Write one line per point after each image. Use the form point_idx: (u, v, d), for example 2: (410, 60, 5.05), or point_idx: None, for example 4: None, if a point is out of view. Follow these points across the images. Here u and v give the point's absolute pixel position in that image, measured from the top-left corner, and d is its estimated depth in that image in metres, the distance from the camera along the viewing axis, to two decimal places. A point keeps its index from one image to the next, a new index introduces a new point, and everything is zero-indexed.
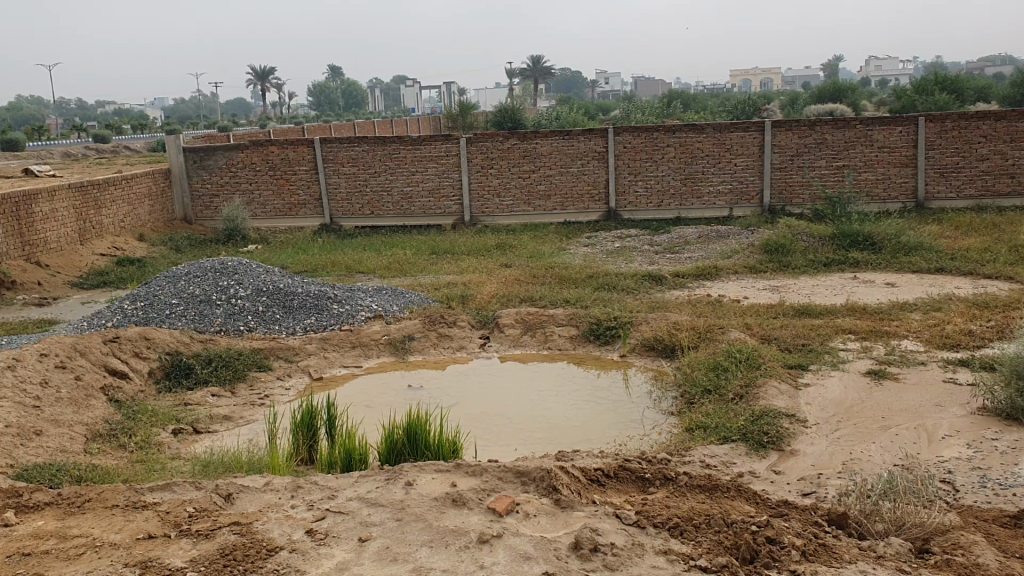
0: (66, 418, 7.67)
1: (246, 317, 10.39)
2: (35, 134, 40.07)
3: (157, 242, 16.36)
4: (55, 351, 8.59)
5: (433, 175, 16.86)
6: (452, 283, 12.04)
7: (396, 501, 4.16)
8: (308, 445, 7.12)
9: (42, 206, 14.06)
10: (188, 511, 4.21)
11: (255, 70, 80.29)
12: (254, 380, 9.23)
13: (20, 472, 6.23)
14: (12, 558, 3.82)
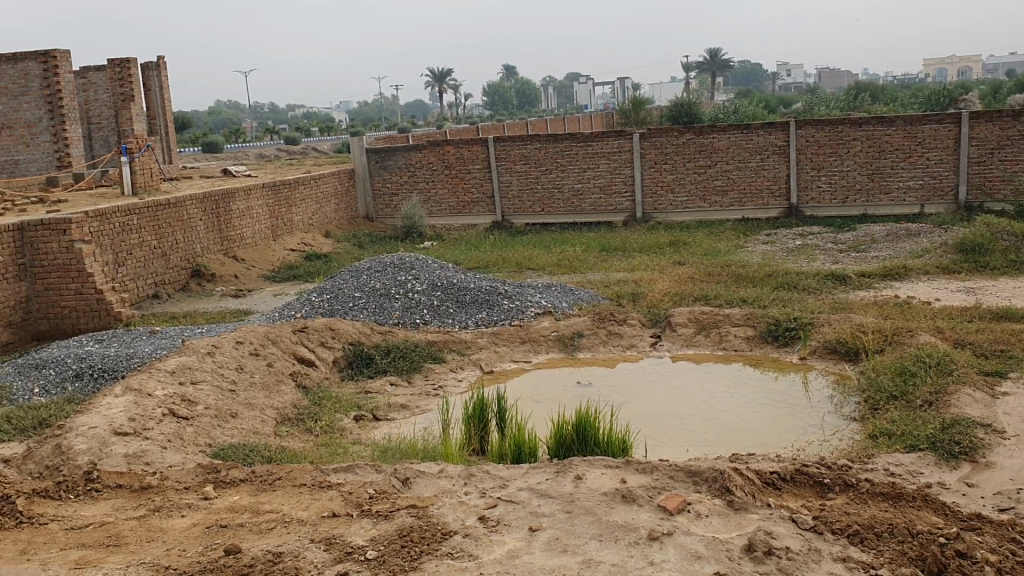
0: (258, 401, 8.19)
1: (422, 311, 10.75)
2: (234, 137, 42.96)
3: (341, 239, 17.19)
4: (250, 340, 9.20)
5: (605, 172, 16.84)
6: (623, 281, 11.98)
7: (566, 493, 4.18)
8: (480, 436, 7.29)
9: (238, 204, 15.07)
10: (369, 493, 4.40)
11: (434, 72, 82.72)
12: (429, 371, 9.52)
13: (217, 452, 6.71)
14: (212, 529, 4.12)
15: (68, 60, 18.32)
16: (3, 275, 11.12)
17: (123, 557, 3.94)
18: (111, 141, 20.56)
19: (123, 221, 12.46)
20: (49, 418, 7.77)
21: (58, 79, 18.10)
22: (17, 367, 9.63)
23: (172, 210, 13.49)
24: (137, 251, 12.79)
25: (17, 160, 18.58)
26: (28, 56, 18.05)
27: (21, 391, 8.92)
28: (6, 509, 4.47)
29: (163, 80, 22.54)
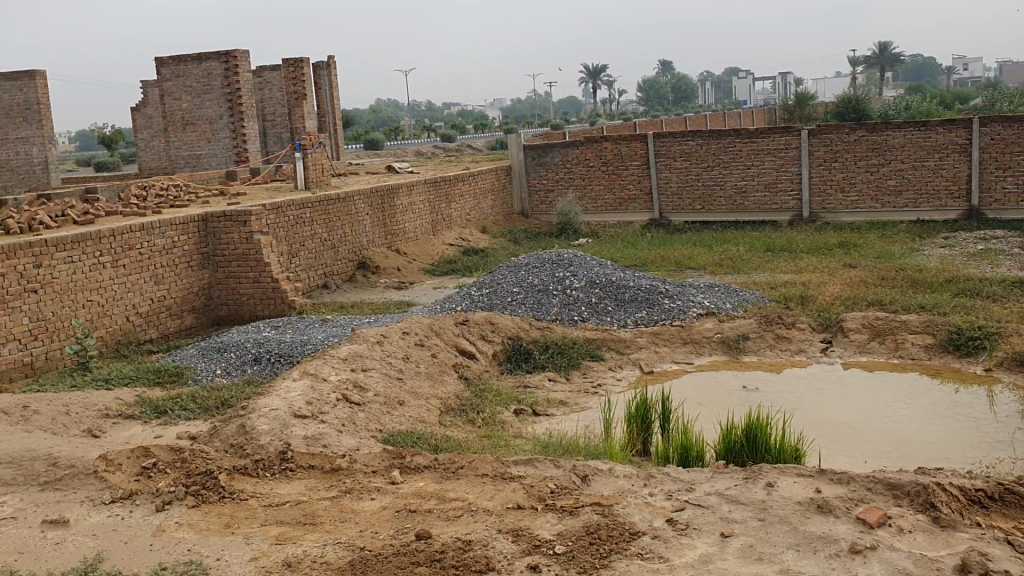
0: (424, 391, 8.38)
1: (580, 308, 10.73)
2: (395, 136, 44.31)
3: (498, 234, 17.41)
4: (415, 330, 9.44)
5: (770, 169, 16.36)
6: (790, 283, 11.60)
7: (757, 500, 4.07)
8: (643, 437, 7.17)
9: (402, 199, 15.55)
10: (551, 487, 4.41)
11: (589, 69, 82.70)
12: (588, 368, 9.49)
13: (389, 438, 6.90)
14: (402, 514, 4.24)
15: (248, 59, 19.35)
16: (188, 262, 11.85)
17: (319, 535, 4.11)
18: (284, 138, 21.59)
19: (296, 214, 13.05)
20: (231, 398, 8.21)
21: (238, 78, 19.15)
22: (201, 349, 10.23)
23: (341, 204, 14.02)
24: (309, 243, 13.36)
25: (200, 155, 19.77)
26: (212, 56, 19.18)
27: (206, 371, 9.46)
28: (209, 483, 4.76)
29: (333, 80, 23.49)
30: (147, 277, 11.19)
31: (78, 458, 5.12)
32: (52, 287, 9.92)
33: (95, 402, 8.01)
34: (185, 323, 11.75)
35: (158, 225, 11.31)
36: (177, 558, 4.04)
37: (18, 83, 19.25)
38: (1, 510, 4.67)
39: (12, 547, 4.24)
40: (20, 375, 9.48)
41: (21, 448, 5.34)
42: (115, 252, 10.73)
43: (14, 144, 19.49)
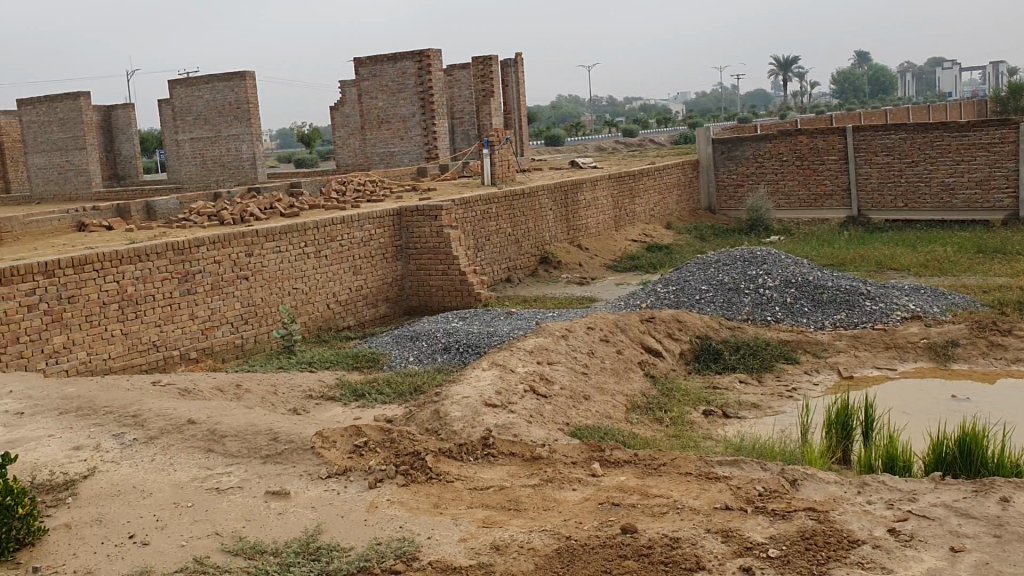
0: (610, 387, 8.34)
1: (773, 308, 10.39)
2: (577, 131, 44.53)
3: (682, 230, 17.13)
4: (602, 326, 9.43)
5: (982, 165, 15.27)
6: (1006, 287, 10.79)
7: (990, 516, 3.84)
8: (843, 444, 6.81)
9: (586, 194, 15.60)
10: (759, 490, 4.31)
11: (777, 61, 80.10)
12: (781, 370, 9.18)
13: (578, 431, 6.91)
14: (605, 506, 4.25)
15: (440, 59, 19.99)
16: (383, 254, 12.34)
17: (525, 521, 4.22)
18: (472, 135, 22.16)
19: (483, 209, 13.34)
20: (424, 385, 8.46)
21: (430, 77, 19.81)
22: (395, 337, 10.62)
23: (526, 199, 14.24)
24: (495, 237, 13.62)
25: (393, 152, 20.59)
26: (406, 56, 19.91)
27: (399, 358, 9.81)
28: (417, 464, 5.06)
29: (519, 76, 23.86)
30: (346, 268, 11.74)
31: (296, 434, 5.44)
32: (261, 275, 10.56)
33: (300, 383, 8.45)
34: (379, 312, 12.24)
35: (357, 219, 11.85)
36: (390, 535, 4.20)
37: (231, 83, 20.64)
38: (228, 478, 4.97)
39: (238, 513, 4.51)
40: (231, 355, 10.15)
41: (243, 423, 5.70)
42: (319, 244, 11.33)
43: (226, 141, 20.95)
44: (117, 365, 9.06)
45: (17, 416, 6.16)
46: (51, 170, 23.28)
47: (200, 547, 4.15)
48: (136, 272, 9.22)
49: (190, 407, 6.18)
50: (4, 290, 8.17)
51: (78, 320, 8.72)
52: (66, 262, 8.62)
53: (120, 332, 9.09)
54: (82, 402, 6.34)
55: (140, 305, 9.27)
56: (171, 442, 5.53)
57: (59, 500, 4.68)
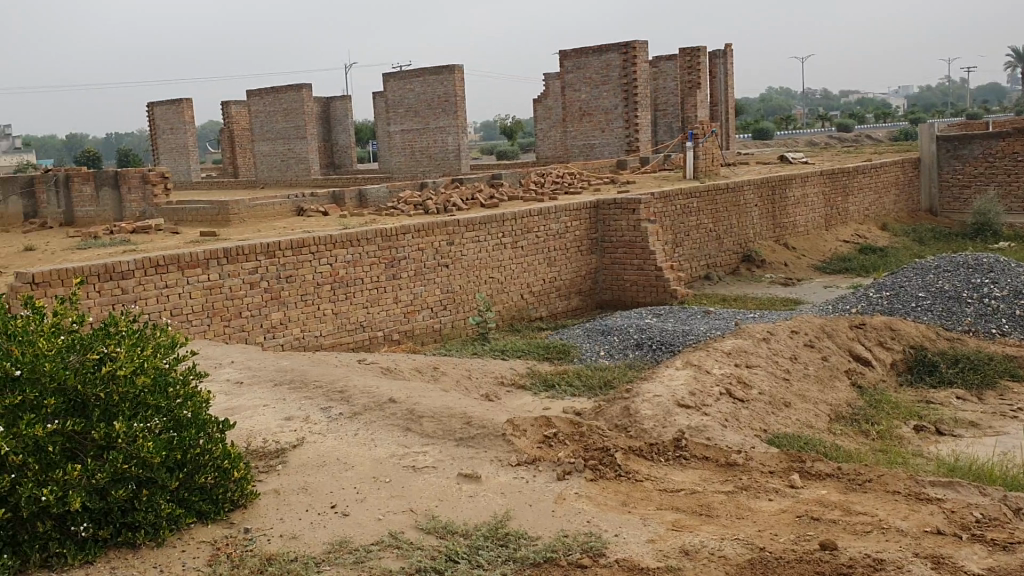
0: (813, 395, 7.95)
1: (999, 320, 9.59)
2: (787, 124, 42.93)
3: (899, 232, 16.15)
4: (806, 330, 9.03)
5: None
6: None
7: None
8: None
9: (794, 191, 15.00)
10: (977, 516, 3.98)
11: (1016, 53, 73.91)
12: (1006, 389, 8.44)
13: (775, 439, 6.65)
14: (803, 519, 4.08)
15: (646, 50, 19.81)
16: (580, 246, 12.38)
17: (716, 528, 4.11)
18: (675, 128, 21.85)
19: (684, 203, 13.09)
20: (616, 380, 8.42)
21: (635, 68, 19.65)
22: (588, 330, 10.62)
23: (730, 194, 13.85)
24: (695, 233, 13.35)
25: (594, 144, 20.63)
26: (612, 48, 19.85)
27: (591, 351, 9.79)
28: (606, 460, 5.06)
29: (728, 68, 23.28)
30: (542, 259, 11.87)
31: (489, 420, 5.56)
32: (461, 263, 10.85)
33: (494, 370, 8.62)
34: (574, 304, 12.31)
35: (554, 210, 11.94)
36: (577, 528, 4.19)
37: (440, 76, 21.33)
38: (424, 457, 5.13)
39: (433, 492, 4.64)
40: (430, 339, 10.51)
41: (440, 405, 5.88)
42: (516, 234, 11.51)
43: (433, 132, 21.72)
44: (327, 343, 9.58)
45: (237, 384, 6.65)
46: (275, 157, 24.98)
47: (395, 522, 4.30)
48: (346, 256, 9.70)
49: (392, 386, 6.43)
50: (230, 267, 8.81)
51: (294, 299, 9.29)
52: (284, 243, 9.18)
53: (331, 312, 9.60)
54: (295, 375, 6.76)
55: (350, 287, 9.76)
56: (374, 418, 5.77)
57: (271, 466, 5.00)
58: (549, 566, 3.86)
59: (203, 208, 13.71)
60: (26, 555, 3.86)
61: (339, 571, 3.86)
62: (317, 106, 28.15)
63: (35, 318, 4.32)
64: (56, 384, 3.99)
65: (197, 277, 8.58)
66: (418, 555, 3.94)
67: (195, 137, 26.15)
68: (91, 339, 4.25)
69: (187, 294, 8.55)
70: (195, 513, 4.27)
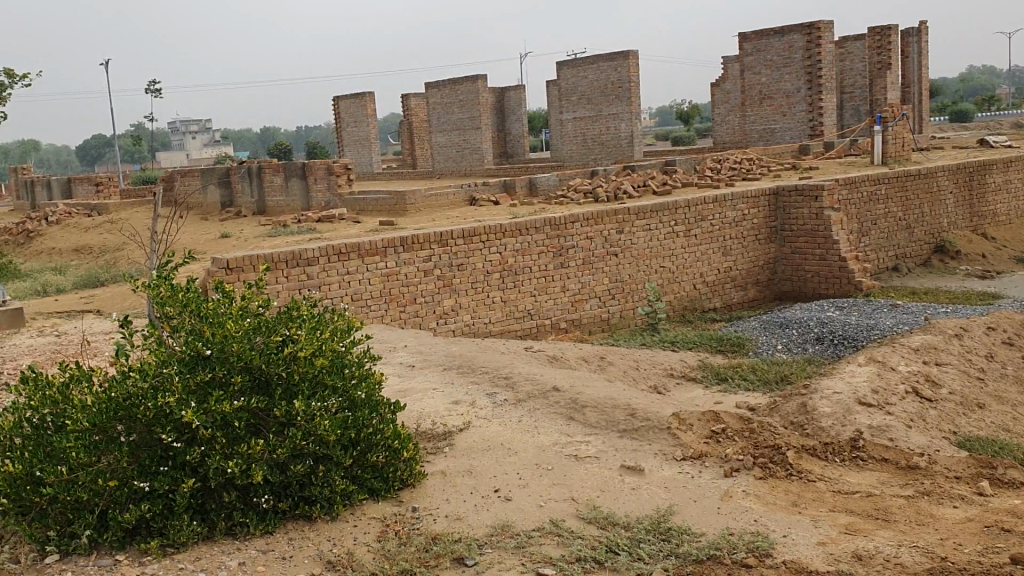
0: (1011, 396, 7.37)
1: None
2: (990, 105, 39.96)
3: None
4: (1004, 327, 8.38)
5: None
6: None
7: None
8: None
9: (995, 177, 13.95)
10: None
11: None
12: None
13: (966, 442, 6.21)
14: (992, 530, 3.82)
15: (831, 30, 18.94)
16: (756, 236, 12.00)
17: (894, 534, 3.90)
18: (863, 111, 20.84)
19: (871, 190, 12.42)
20: (791, 375, 8.11)
21: (820, 49, 18.83)
22: (764, 323, 10.29)
23: (923, 180, 13.03)
24: (882, 221, 12.64)
25: (774, 129, 19.95)
26: (795, 29, 19.11)
27: (767, 345, 9.47)
28: (776, 459, 4.89)
29: (923, 46, 22.01)
30: (717, 248, 11.59)
31: (653, 413, 5.51)
32: (631, 252, 10.75)
33: (663, 361, 8.49)
34: (749, 295, 11.96)
35: (730, 198, 11.62)
36: (743, 527, 4.06)
37: (615, 62, 21.20)
38: (587, 447, 5.12)
39: (595, 482, 4.63)
40: (598, 328, 10.50)
41: (605, 396, 5.87)
42: (690, 222, 11.28)
43: (607, 120, 21.63)
44: (496, 329, 9.75)
45: (409, 368, 6.88)
46: (452, 148, 25.62)
47: (557, 510, 4.32)
48: (517, 244, 9.82)
49: (558, 375, 6.47)
50: (406, 255, 9.11)
51: (465, 286, 9.49)
52: (457, 232, 9.39)
53: (500, 300, 9.76)
54: (463, 361, 6.91)
55: (519, 275, 9.88)
56: (538, 406, 5.82)
57: (438, 448, 5.14)
58: (712, 563, 3.75)
59: (381, 197, 14.24)
60: (213, 522, 4.15)
61: (501, 554, 3.90)
62: (492, 96, 28.63)
63: (225, 301, 4.62)
64: (243, 364, 4.26)
65: (375, 264, 8.92)
66: (579, 544, 3.93)
67: (377, 129, 27.19)
68: (274, 322, 4.51)
69: (366, 280, 8.91)
70: (367, 490, 4.45)
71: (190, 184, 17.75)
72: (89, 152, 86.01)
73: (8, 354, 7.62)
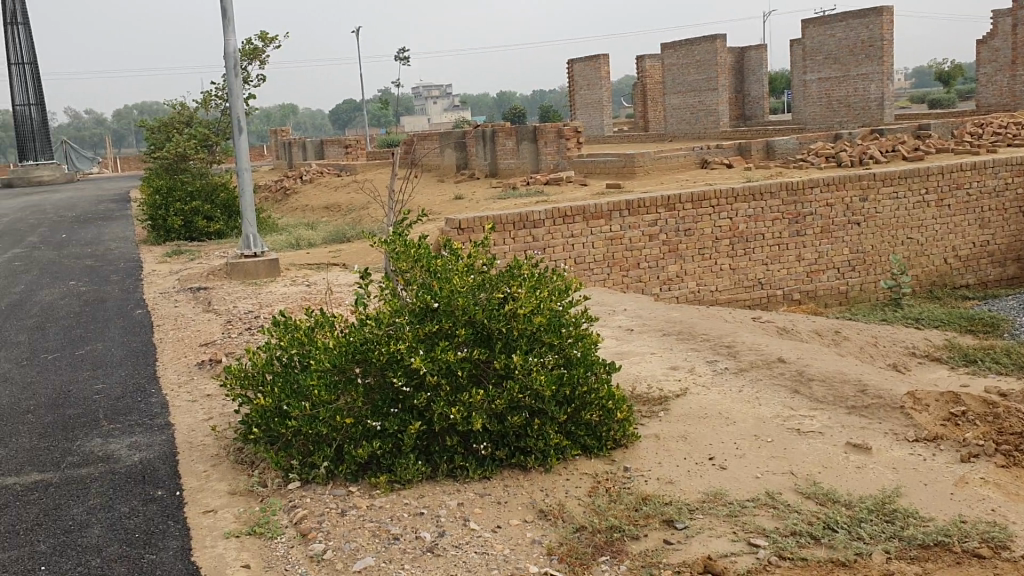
0: None
1: None
2: None
3: None
4: None
5: None
6: None
7: None
8: None
9: None
10: None
11: None
12: None
13: None
14: None
15: None
16: (1020, 207, 10.94)
17: None
18: None
19: None
20: None
21: None
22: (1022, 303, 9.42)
23: None
24: None
25: None
26: None
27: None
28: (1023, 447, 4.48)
29: None
30: (972, 219, 10.67)
31: (886, 391, 5.22)
32: (874, 222, 10.11)
33: (904, 338, 7.97)
34: (1007, 272, 10.99)
35: (991, 165, 10.64)
36: (979, 515, 3.79)
37: (866, 19, 19.90)
38: (810, 422, 4.93)
39: (817, 458, 4.45)
40: (834, 301, 10.04)
41: (834, 370, 5.62)
42: (942, 190, 10.44)
43: (854, 81, 20.39)
44: (723, 298, 9.57)
45: (628, 331, 6.90)
46: (686, 111, 25.14)
47: (774, 482, 4.20)
48: (748, 210, 9.51)
49: (784, 347, 6.25)
50: (631, 220, 9.08)
51: (691, 252, 9.35)
52: (685, 197, 9.22)
53: (728, 267, 9.54)
54: (683, 327, 6.83)
55: (750, 242, 9.58)
56: (761, 376, 5.67)
57: (653, 411, 5.13)
58: (941, 550, 3.53)
59: (611, 159, 14.20)
60: (436, 463, 4.41)
61: (712, 520, 3.85)
62: (730, 57, 27.75)
63: (454, 259, 4.82)
64: (467, 318, 4.45)
65: (600, 228, 8.96)
66: (795, 518, 3.80)
67: (610, 92, 27.15)
68: (497, 280, 4.66)
69: (591, 244, 8.97)
70: (580, 446, 4.55)
71: (428, 147, 18.57)
72: (342, 116, 91.96)
73: (263, 299, 8.37)
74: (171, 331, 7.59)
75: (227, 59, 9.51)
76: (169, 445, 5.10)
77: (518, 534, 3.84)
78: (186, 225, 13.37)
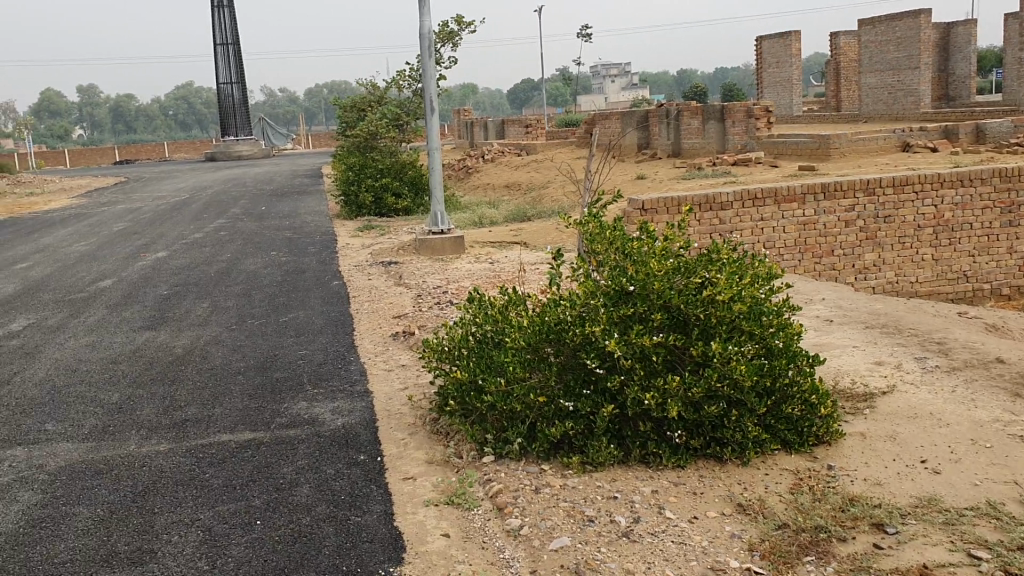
0: None
1: None
2: None
3: None
4: None
5: None
6: None
7: None
8: None
9: None
10: None
11: None
12: None
13: None
14: None
15: None
16: None
17: None
18: None
19: None
20: None
21: None
22: None
23: None
24: None
25: None
26: None
27: None
28: None
29: None
30: None
31: None
32: None
33: None
34: None
35: None
36: None
37: None
38: None
39: None
40: None
41: None
42: None
43: None
44: (924, 290, 9.05)
45: (826, 322, 6.64)
46: (883, 91, 23.85)
47: (994, 491, 3.92)
48: (956, 197, 8.90)
49: (1002, 346, 5.83)
50: (826, 204, 8.69)
51: (891, 240, 8.86)
52: (886, 181, 8.72)
53: (931, 257, 8.98)
54: (887, 320, 6.50)
55: (956, 232, 8.98)
56: (976, 377, 5.31)
57: (857, 409, 4.91)
58: None
59: (803, 141, 13.65)
60: (629, 448, 4.38)
61: (926, 527, 3.64)
62: (935, 33, 26.08)
63: (649, 240, 4.74)
64: (663, 302, 4.37)
65: (792, 212, 8.64)
66: (1021, 532, 3.54)
67: (800, 70, 25.91)
68: (695, 265, 4.55)
69: (781, 228, 8.67)
70: (780, 440, 4.40)
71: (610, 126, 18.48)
72: (520, 93, 92.83)
73: (451, 275, 8.59)
74: (366, 302, 7.91)
75: (422, 39, 9.75)
76: (369, 412, 5.33)
77: (716, 526, 3.77)
78: (376, 201, 13.92)
